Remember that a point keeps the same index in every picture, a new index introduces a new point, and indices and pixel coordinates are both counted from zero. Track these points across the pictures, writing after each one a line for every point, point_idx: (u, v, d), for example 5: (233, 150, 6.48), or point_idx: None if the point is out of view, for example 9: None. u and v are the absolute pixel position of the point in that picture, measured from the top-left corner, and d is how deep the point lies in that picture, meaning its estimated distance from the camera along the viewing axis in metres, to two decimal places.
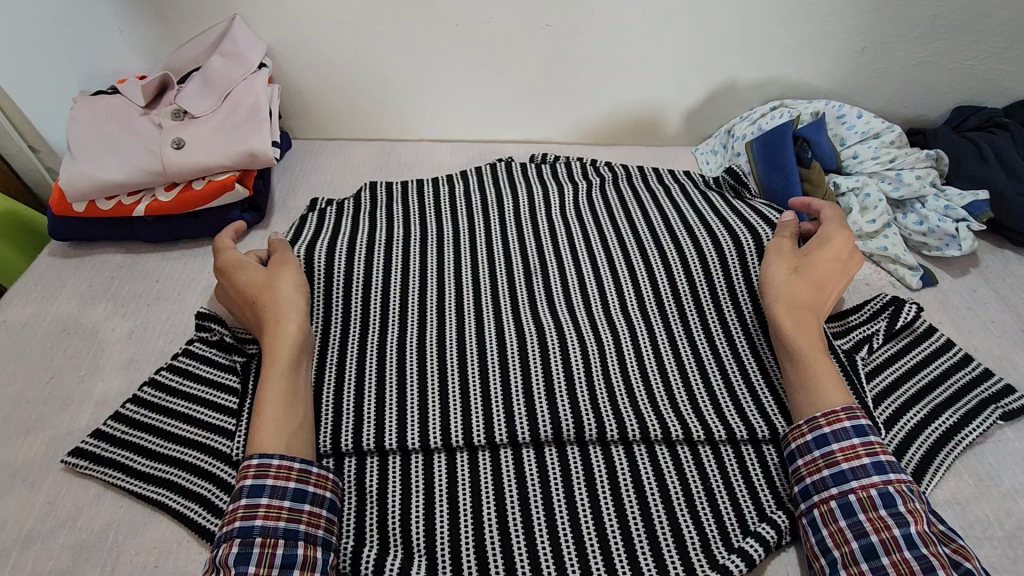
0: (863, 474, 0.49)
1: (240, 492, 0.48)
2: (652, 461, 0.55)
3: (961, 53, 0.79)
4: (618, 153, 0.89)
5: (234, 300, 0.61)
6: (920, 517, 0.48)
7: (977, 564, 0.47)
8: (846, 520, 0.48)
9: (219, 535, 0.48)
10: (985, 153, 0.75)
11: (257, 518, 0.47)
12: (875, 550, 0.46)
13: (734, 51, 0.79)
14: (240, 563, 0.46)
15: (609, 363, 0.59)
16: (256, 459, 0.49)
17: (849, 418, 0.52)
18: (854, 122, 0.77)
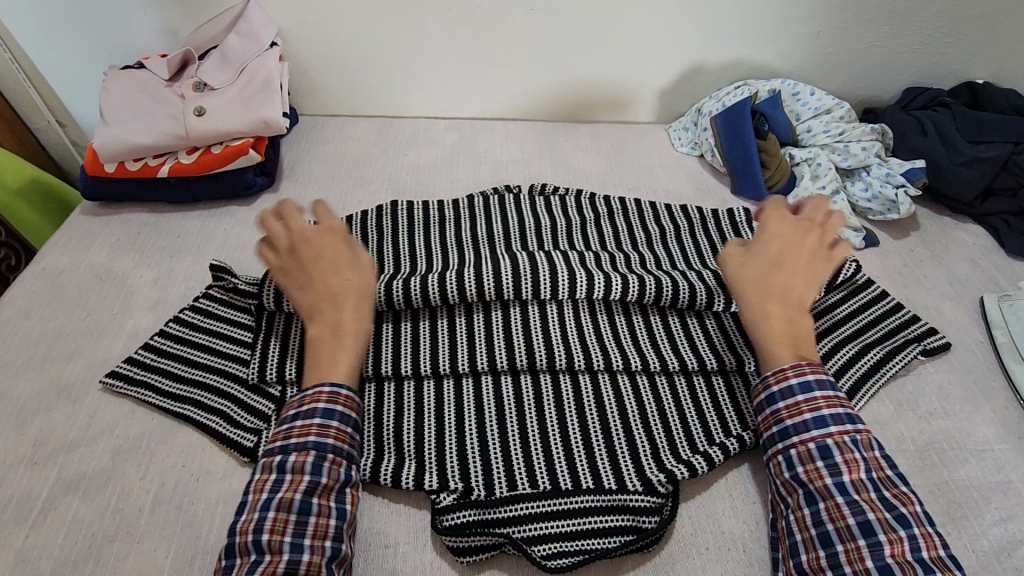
0: (803, 429, 0.53)
1: (313, 412, 0.53)
2: (613, 387, 0.62)
3: (908, 36, 0.86)
4: (598, 130, 0.97)
5: (312, 265, 0.60)
6: (856, 467, 0.51)
7: (916, 510, 0.49)
8: (790, 473, 0.52)
9: (286, 444, 0.52)
10: (926, 128, 0.83)
11: (331, 436, 0.53)
12: (813, 497, 0.50)
13: (701, 36, 0.87)
14: (314, 472, 0.51)
15: (583, 321, 0.65)
16: (328, 387, 0.54)
17: (797, 376, 0.55)
18: (808, 98, 0.85)
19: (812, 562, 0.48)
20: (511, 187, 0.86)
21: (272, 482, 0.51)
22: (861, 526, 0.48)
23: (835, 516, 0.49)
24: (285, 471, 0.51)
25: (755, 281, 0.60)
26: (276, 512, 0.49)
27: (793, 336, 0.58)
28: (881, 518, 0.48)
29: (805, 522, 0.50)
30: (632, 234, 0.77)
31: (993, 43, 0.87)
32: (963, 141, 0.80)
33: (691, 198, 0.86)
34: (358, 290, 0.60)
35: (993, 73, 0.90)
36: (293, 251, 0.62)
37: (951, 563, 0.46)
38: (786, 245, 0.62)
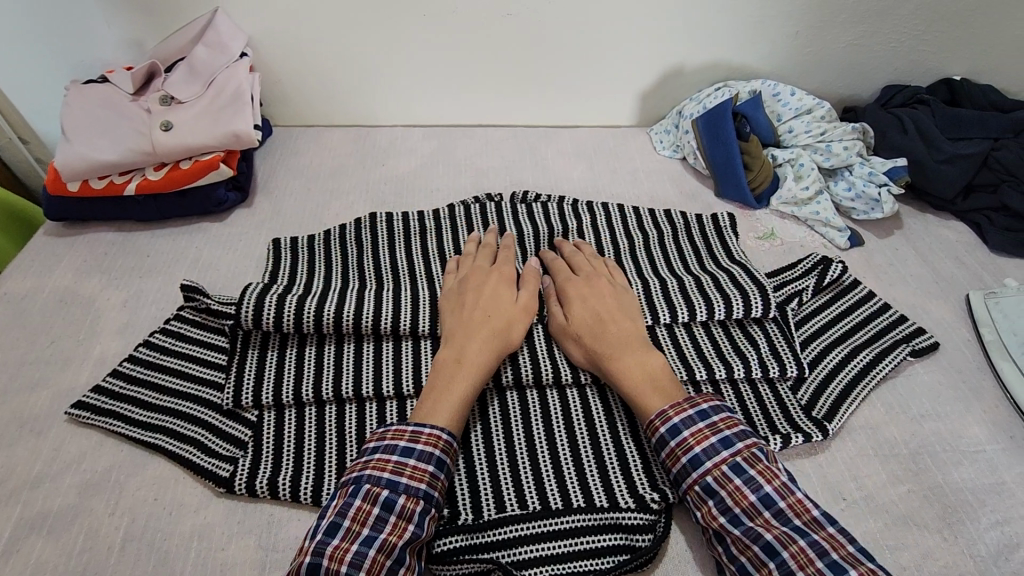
0: (685, 474, 0.51)
1: (431, 457, 0.51)
2: (602, 401, 0.61)
3: (885, 35, 0.86)
4: (579, 135, 0.96)
5: (471, 304, 0.62)
6: (741, 493, 0.49)
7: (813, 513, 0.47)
8: (693, 517, 0.51)
9: (397, 479, 0.50)
10: (906, 126, 0.83)
11: (437, 489, 0.51)
12: (720, 537, 0.49)
13: (680, 38, 0.86)
14: (417, 523, 0.49)
15: None
16: (446, 434, 0.53)
17: (665, 422, 0.53)
18: (788, 99, 0.84)
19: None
20: (492, 196, 0.84)
21: (375, 519, 0.48)
22: (764, 551, 0.47)
23: (742, 550, 0.48)
24: (392, 511, 0.48)
25: (590, 337, 0.59)
26: (377, 553, 0.46)
27: (650, 375, 0.57)
28: (779, 537, 0.47)
29: (725, 561, 0.49)
30: (618, 241, 0.75)
31: (969, 40, 0.87)
32: (943, 139, 0.80)
33: (675, 202, 0.85)
34: (503, 326, 0.60)
35: (970, 69, 0.90)
36: (458, 285, 0.65)
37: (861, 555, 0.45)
38: (584, 291, 0.63)
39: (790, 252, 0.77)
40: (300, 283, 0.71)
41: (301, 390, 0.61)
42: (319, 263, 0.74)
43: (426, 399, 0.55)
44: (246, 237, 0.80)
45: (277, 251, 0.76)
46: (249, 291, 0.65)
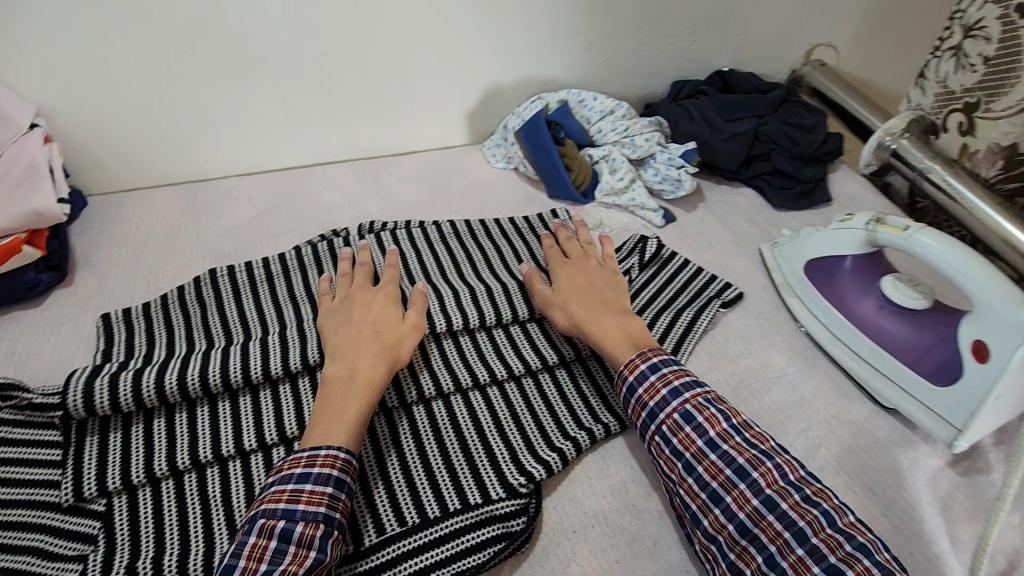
0: (665, 405, 0.57)
1: (329, 479, 0.51)
2: (466, 405, 0.64)
3: (662, 39, 1.00)
4: (417, 161, 1.00)
5: (360, 324, 0.63)
6: (716, 420, 0.56)
7: (771, 443, 0.55)
8: (666, 448, 0.56)
9: (294, 506, 0.49)
10: (692, 114, 0.96)
11: (340, 509, 0.51)
12: (692, 464, 0.54)
13: (489, 60, 0.94)
14: (321, 548, 0.49)
15: (427, 347, 0.66)
16: (343, 452, 0.53)
17: (645, 362, 0.60)
18: (592, 103, 0.94)
19: (714, 523, 0.52)
20: (338, 232, 0.85)
21: (272, 553, 0.47)
22: (737, 472, 0.53)
23: (715, 473, 0.53)
24: (290, 541, 0.48)
25: (577, 300, 0.67)
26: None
27: (629, 334, 0.64)
28: (749, 458, 0.53)
29: (694, 490, 0.53)
30: (466, 254, 0.80)
31: (729, 37, 1.03)
32: (721, 121, 0.95)
33: (514, 209, 0.92)
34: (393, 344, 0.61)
35: (735, 61, 1.07)
36: (339, 311, 0.66)
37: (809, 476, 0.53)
38: (580, 271, 0.72)
39: (617, 237, 0.87)
40: (140, 355, 0.67)
41: (153, 465, 0.58)
42: (160, 333, 0.71)
43: (319, 424, 0.55)
44: (70, 319, 0.74)
45: (109, 325, 0.71)
46: (76, 376, 0.60)
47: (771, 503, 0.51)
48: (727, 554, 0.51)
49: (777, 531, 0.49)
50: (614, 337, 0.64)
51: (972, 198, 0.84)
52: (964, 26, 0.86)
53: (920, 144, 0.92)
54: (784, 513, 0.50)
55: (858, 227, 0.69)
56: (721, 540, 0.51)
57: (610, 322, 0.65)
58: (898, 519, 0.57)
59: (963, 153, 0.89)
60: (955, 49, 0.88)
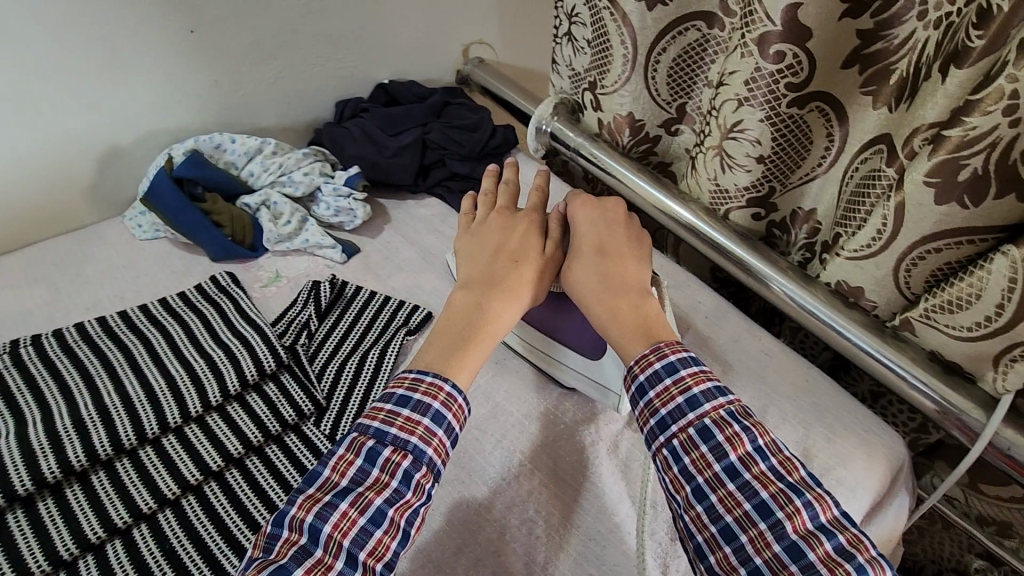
0: (679, 416, 0.51)
1: (427, 410, 0.50)
2: (101, 564, 0.53)
3: (304, 63, 0.93)
4: (32, 253, 0.80)
5: (497, 246, 0.64)
6: (739, 442, 0.49)
7: (801, 473, 0.49)
8: (676, 467, 0.50)
9: (386, 428, 0.49)
10: (356, 136, 0.92)
11: (432, 445, 0.49)
12: (704, 491, 0.48)
13: (88, 119, 0.79)
14: (401, 480, 0.48)
15: (39, 507, 0.54)
16: (426, 421, 0.50)
17: (660, 359, 0.53)
18: (232, 146, 0.83)
19: (723, 561, 0.47)
20: None
21: (358, 470, 0.48)
22: (758, 508, 0.47)
23: (731, 506, 0.47)
24: (376, 463, 0.48)
25: (591, 269, 0.61)
26: (349, 507, 0.46)
27: (643, 321, 0.57)
28: (774, 493, 0.47)
29: (702, 521, 0.48)
30: (97, 358, 0.65)
31: (377, 50, 1.00)
32: (386, 138, 0.92)
33: (170, 285, 0.78)
34: (530, 273, 0.61)
35: (394, 73, 1.05)
36: (483, 226, 0.67)
37: (845, 519, 0.47)
38: (597, 234, 0.64)
39: (297, 287, 0.78)
40: None
41: None
42: None
43: (426, 356, 0.55)
44: None
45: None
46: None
47: (795, 552, 0.45)
48: None
49: None
50: (627, 326, 0.57)
51: (618, 166, 0.93)
52: (566, 14, 0.92)
53: (570, 124, 0.99)
54: (810, 565, 0.44)
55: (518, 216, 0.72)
56: None
57: (625, 304, 0.58)
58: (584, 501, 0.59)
59: (601, 126, 0.97)
60: (568, 35, 0.94)
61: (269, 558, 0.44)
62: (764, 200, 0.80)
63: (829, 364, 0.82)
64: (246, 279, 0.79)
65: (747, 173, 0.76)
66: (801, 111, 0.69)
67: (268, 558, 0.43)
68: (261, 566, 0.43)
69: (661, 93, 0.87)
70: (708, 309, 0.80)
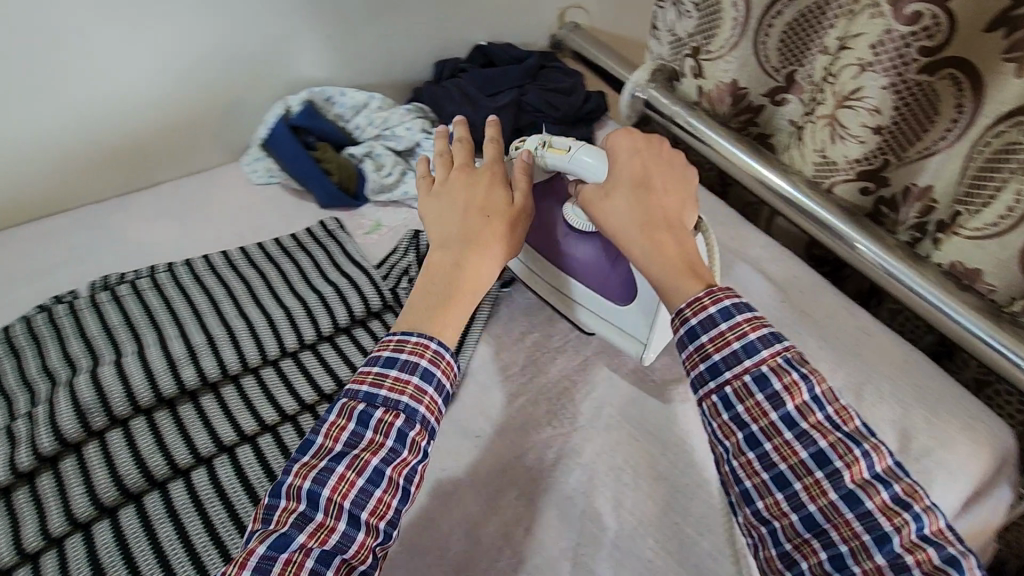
0: (734, 362, 0.50)
1: (415, 368, 0.52)
2: (233, 464, 0.59)
3: (409, 22, 0.96)
4: (163, 191, 0.88)
5: (466, 205, 0.62)
6: (796, 391, 0.48)
7: (856, 423, 0.49)
8: (728, 413, 0.50)
9: (376, 391, 0.50)
10: (454, 95, 0.94)
11: (423, 403, 0.51)
12: (758, 439, 0.48)
13: (216, 69, 0.85)
14: (396, 439, 0.49)
15: (180, 410, 0.60)
16: (421, 367, 0.52)
17: (714, 303, 0.51)
18: (342, 100, 0.88)
19: (772, 507, 0.48)
20: (63, 296, 0.72)
21: (351, 433, 0.49)
22: (815, 458, 0.47)
23: (786, 454, 0.48)
24: (369, 426, 0.49)
25: (630, 208, 0.58)
26: (347, 470, 0.47)
27: (685, 260, 0.56)
28: (832, 442, 0.47)
29: (753, 467, 0.48)
30: (224, 288, 0.72)
31: (478, 12, 1.01)
32: (484, 98, 0.94)
33: (282, 226, 0.84)
34: (501, 227, 0.61)
35: (491, 35, 1.06)
36: (446, 187, 0.65)
37: (899, 469, 0.47)
38: (630, 170, 0.60)
39: (397, 236, 0.82)
40: None
41: None
42: None
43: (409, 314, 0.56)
44: None
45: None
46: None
47: (852, 500, 0.46)
48: (782, 542, 0.47)
49: (853, 532, 0.45)
50: (668, 267, 0.55)
51: (713, 135, 0.91)
52: None
53: (665, 90, 0.98)
54: (867, 513, 0.45)
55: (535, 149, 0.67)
56: (777, 527, 0.47)
57: (664, 243, 0.56)
58: (672, 455, 0.60)
59: (700, 94, 0.95)
60: None
61: (270, 527, 0.46)
62: (876, 172, 0.76)
63: (932, 350, 0.79)
64: (350, 224, 0.83)
65: (859, 144, 0.74)
66: (931, 78, 0.66)
67: (271, 527, 0.45)
68: (262, 536, 0.45)
69: (770, 59, 0.84)
70: (803, 284, 0.78)
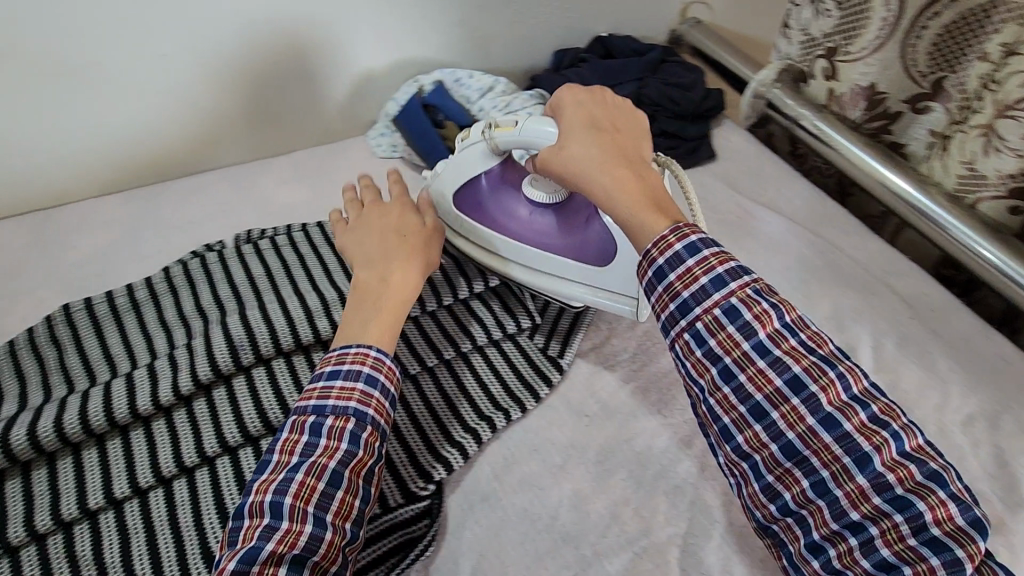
0: (703, 297, 0.50)
1: (359, 375, 0.54)
2: None
3: (535, 10, 0.98)
4: (297, 159, 0.94)
5: (384, 235, 0.64)
6: (767, 319, 0.49)
7: (830, 346, 0.49)
8: (701, 350, 0.50)
9: (324, 401, 0.52)
10: (573, 84, 0.95)
11: (371, 406, 0.53)
12: (731, 372, 0.49)
13: (356, 46, 0.90)
14: (350, 441, 0.51)
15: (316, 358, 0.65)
16: (375, 351, 0.55)
17: (680, 240, 0.51)
18: (469, 82, 0.91)
19: (752, 440, 0.49)
20: (212, 246, 0.79)
21: (304, 444, 0.51)
22: (789, 386, 0.47)
23: (761, 383, 0.48)
24: (321, 434, 0.51)
25: (596, 149, 0.57)
26: (306, 476, 0.49)
27: (645, 195, 0.55)
28: (806, 367, 0.47)
29: (730, 402, 0.49)
30: None
31: (602, 3, 1.02)
32: (603, 88, 0.94)
33: None
34: (420, 246, 0.63)
35: (611, 26, 1.06)
36: (358, 224, 0.66)
37: (875, 390, 0.48)
38: (592, 118, 0.60)
39: None
40: None
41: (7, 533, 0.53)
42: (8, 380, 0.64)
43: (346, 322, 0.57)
44: None
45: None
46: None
47: (830, 424, 0.46)
48: (764, 475, 0.49)
49: (833, 456, 0.46)
50: (638, 208, 0.54)
51: (843, 140, 0.88)
52: None
53: (790, 91, 0.95)
54: (845, 435, 0.46)
55: (479, 139, 0.67)
56: (759, 459, 0.49)
57: (632, 183, 0.55)
58: None
59: (830, 97, 0.92)
60: None
61: (237, 545, 0.47)
62: None
63: None
64: None
65: (1017, 158, 0.69)
66: None
67: (237, 545, 0.46)
68: (232, 553, 0.46)
69: (918, 62, 0.80)
70: (935, 303, 0.74)
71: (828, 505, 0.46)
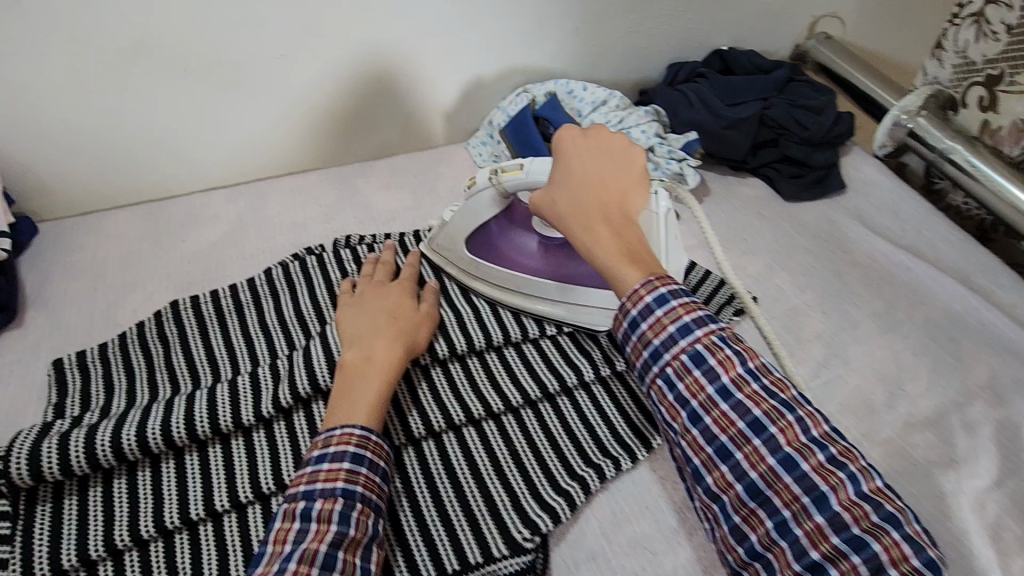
0: (671, 343, 0.50)
1: (344, 455, 0.50)
2: (460, 444, 0.58)
3: (654, 20, 0.92)
4: (397, 163, 0.92)
5: (377, 313, 0.61)
6: (730, 364, 0.48)
7: (793, 393, 0.49)
8: (671, 394, 0.50)
9: (312, 486, 0.49)
10: (690, 101, 0.89)
11: (360, 483, 0.50)
12: (699, 415, 0.48)
13: (467, 53, 0.87)
14: (340, 521, 0.47)
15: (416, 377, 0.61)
16: (358, 429, 0.52)
17: (650, 293, 0.51)
18: (582, 94, 0.88)
19: (719, 481, 0.47)
20: (313, 249, 0.78)
21: (295, 532, 0.47)
22: (752, 426, 0.47)
23: (723, 425, 0.48)
24: (311, 519, 0.47)
25: (577, 197, 0.58)
26: (299, 563, 0.45)
27: (625, 246, 0.55)
28: (766, 410, 0.47)
29: (698, 444, 0.48)
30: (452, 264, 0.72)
31: (727, 14, 0.95)
32: (723, 107, 0.87)
33: None
34: (409, 329, 0.60)
35: (732, 39, 0.99)
36: (356, 300, 0.64)
37: (836, 433, 0.47)
38: (584, 162, 0.59)
39: None
40: (96, 408, 0.60)
41: (114, 536, 0.53)
42: (118, 374, 0.64)
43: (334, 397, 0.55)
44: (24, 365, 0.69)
45: (62, 372, 0.64)
46: (23, 438, 0.54)
47: (790, 463, 0.45)
48: (731, 516, 0.47)
49: (793, 496, 0.45)
50: (613, 259, 0.54)
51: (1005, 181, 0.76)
52: None
53: (939, 122, 0.83)
54: (803, 476, 0.45)
55: (486, 185, 0.65)
56: (726, 501, 0.47)
57: (609, 232, 0.56)
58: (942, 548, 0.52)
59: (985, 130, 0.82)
60: (976, 15, 0.80)
61: None
62: None
63: None
64: None
65: None
66: None
67: None
68: None
69: None
70: None
71: (789, 544, 0.44)
